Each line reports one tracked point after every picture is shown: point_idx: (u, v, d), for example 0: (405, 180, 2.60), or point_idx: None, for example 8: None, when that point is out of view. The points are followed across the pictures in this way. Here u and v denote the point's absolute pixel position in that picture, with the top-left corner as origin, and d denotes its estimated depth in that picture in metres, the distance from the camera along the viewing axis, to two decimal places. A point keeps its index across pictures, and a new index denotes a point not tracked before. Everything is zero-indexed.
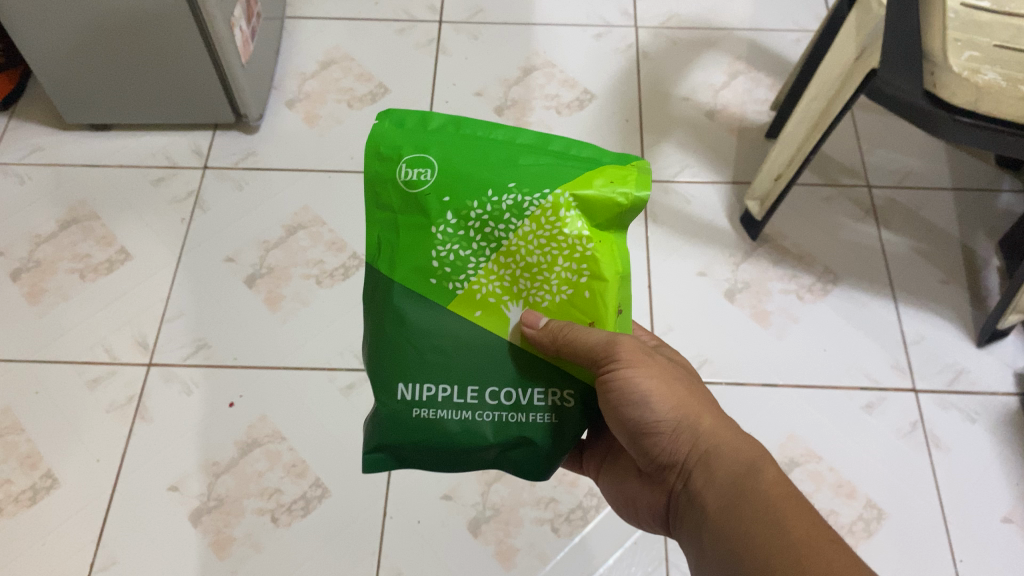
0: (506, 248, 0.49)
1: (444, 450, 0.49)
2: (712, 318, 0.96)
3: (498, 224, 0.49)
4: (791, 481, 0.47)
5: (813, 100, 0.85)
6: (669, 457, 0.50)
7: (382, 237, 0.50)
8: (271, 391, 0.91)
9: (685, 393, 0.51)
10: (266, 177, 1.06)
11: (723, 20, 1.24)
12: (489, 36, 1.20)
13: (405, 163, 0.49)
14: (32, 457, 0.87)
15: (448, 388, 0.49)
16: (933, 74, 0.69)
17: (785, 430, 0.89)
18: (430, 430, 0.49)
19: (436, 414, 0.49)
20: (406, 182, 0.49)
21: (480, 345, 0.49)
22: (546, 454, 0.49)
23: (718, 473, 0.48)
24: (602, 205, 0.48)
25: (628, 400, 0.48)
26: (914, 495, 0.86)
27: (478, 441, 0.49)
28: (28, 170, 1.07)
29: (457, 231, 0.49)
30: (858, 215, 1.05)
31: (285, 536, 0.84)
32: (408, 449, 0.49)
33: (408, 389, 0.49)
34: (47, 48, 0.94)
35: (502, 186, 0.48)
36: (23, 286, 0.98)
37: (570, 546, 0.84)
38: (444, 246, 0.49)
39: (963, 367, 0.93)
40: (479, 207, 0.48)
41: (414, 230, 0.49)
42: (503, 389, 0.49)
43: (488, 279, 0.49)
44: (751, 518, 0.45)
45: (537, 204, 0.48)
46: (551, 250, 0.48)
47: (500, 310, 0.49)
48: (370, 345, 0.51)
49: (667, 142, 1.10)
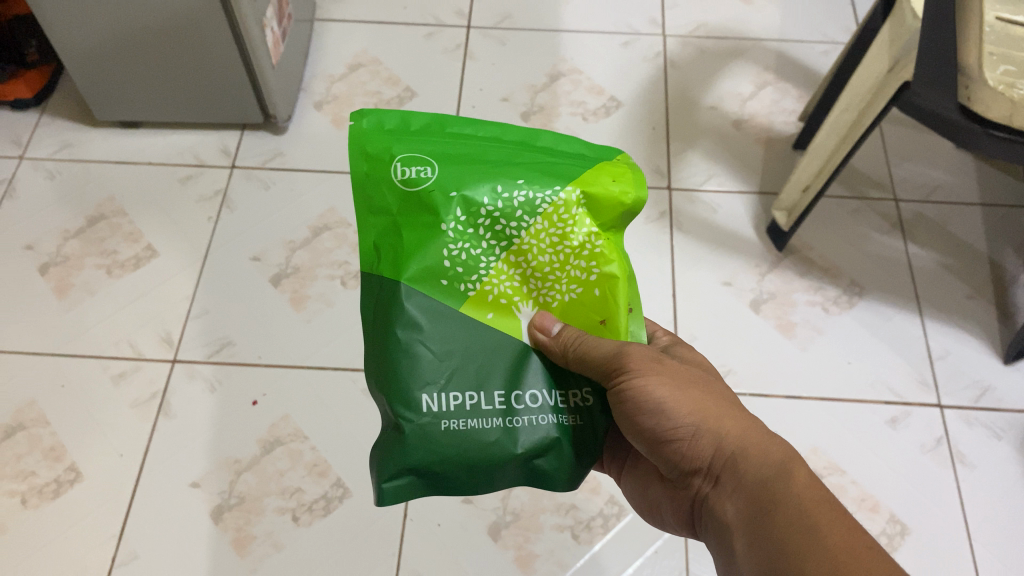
0: (517, 247, 0.48)
1: (477, 463, 0.46)
2: (736, 328, 0.96)
3: (511, 222, 0.47)
4: (823, 483, 0.46)
5: (844, 112, 0.84)
6: (692, 463, 0.50)
7: (379, 241, 0.47)
8: (294, 391, 0.91)
9: (702, 397, 0.51)
10: (293, 177, 1.07)
11: (751, 30, 1.23)
12: (517, 43, 1.21)
13: (400, 163, 0.47)
14: (56, 450, 0.88)
15: (476, 394, 0.46)
16: (967, 88, 0.68)
17: (809, 442, 0.89)
18: (463, 441, 0.45)
19: (467, 424, 0.46)
20: (405, 180, 0.47)
21: (499, 346, 0.48)
22: (575, 456, 0.48)
23: (746, 477, 0.48)
24: (609, 202, 0.48)
25: (642, 410, 0.48)
26: (938, 511, 0.85)
27: (513, 449, 0.46)
28: (57, 165, 1.08)
29: (467, 229, 0.47)
30: (884, 228, 1.04)
31: (305, 535, 0.84)
32: (438, 468, 0.45)
33: (434, 399, 0.46)
34: (83, 43, 0.95)
35: (511, 182, 0.47)
36: (50, 281, 0.99)
37: (590, 554, 0.83)
38: (454, 244, 0.47)
39: (990, 384, 0.93)
40: (490, 203, 0.47)
41: (419, 229, 0.47)
42: (526, 392, 0.48)
43: (499, 279, 0.48)
44: (784, 523, 0.45)
45: (548, 201, 0.47)
46: (563, 249, 0.48)
47: (512, 311, 0.49)
48: (376, 366, 0.47)
49: (693, 151, 1.10)
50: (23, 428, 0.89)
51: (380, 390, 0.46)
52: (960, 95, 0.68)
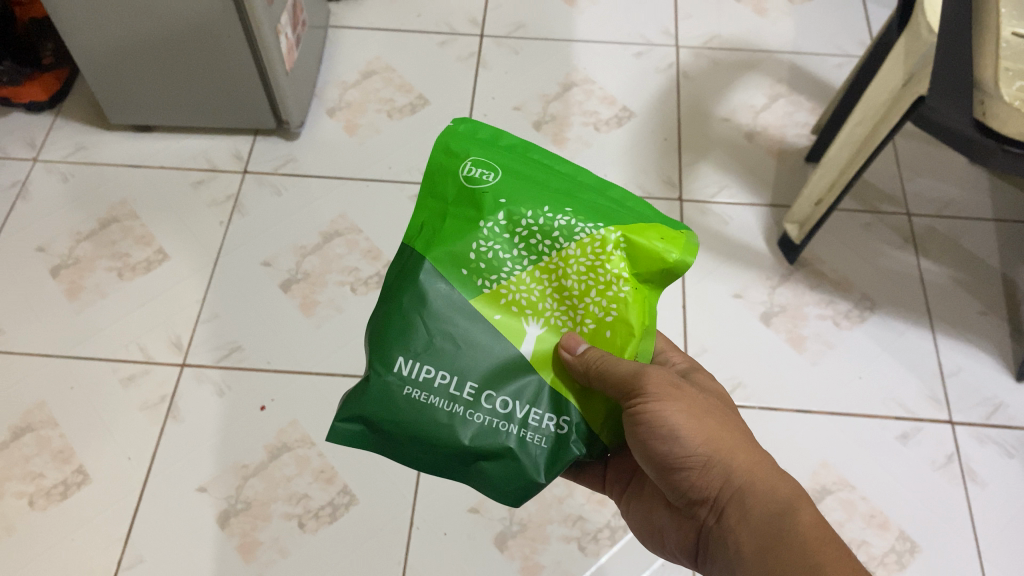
0: (545, 263, 0.48)
1: (423, 437, 0.46)
2: (747, 342, 0.95)
3: (546, 239, 0.48)
4: (828, 523, 0.45)
5: (858, 125, 0.84)
6: (699, 492, 0.49)
7: (426, 220, 0.49)
8: (303, 396, 0.91)
9: (716, 426, 0.50)
10: (305, 183, 1.07)
11: (765, 42, 1.23)
12: (531, 52, 1.21)
13: (470, 162, 0.49)
14: (64, 452, 0.88)
15: (448, 376, 0.47)
16: (983, 103, 0.67)
17: (818, 456, 0.88)
18: (417, 413, 0.46)
19: (426, 398, 0.46)
20: (467, 176, 0.49)
21: (491, 347, 0.47)
22: (526, 475, 0.47)
23: (753, 512, 0.47)
24: (648, 254, 0.48)
25: (656, 434, 0.47)
26: (948, 529, 0.85)
27: (461, 439, 0.46)
28: (70, 168, 1.09)
29: (503, 233, 0.48)
30: (897, 243, 1.04)
31: (311, 542, 0.84)
32: (386, 428, 0.46)
33: (407, 364, 0.46)
34: (99, 47, 0.96)
35: (559, 207, 0.48)
36: (62, 282, 0.99)
37: (595, 567, 0.83)
38: (486, 241, 0.48)
39: (1001, 401, 0.92)
40: (532, 218, 0.48)
41: (460, 219, 0.48)
42: (501, 396, 0.47)
43: (519, 287, 0.48)
44: (789, 562, 0.44)
45: (587, 233, 0.48)
46: (588, 279, 0.48)
47: (519, 320, 0.48)
48: (375, 311, 0.48)
49: (705, 162, 1.10)
50: (32, 430, 0.89)
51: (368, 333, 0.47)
52: (975, 111, 0.68)
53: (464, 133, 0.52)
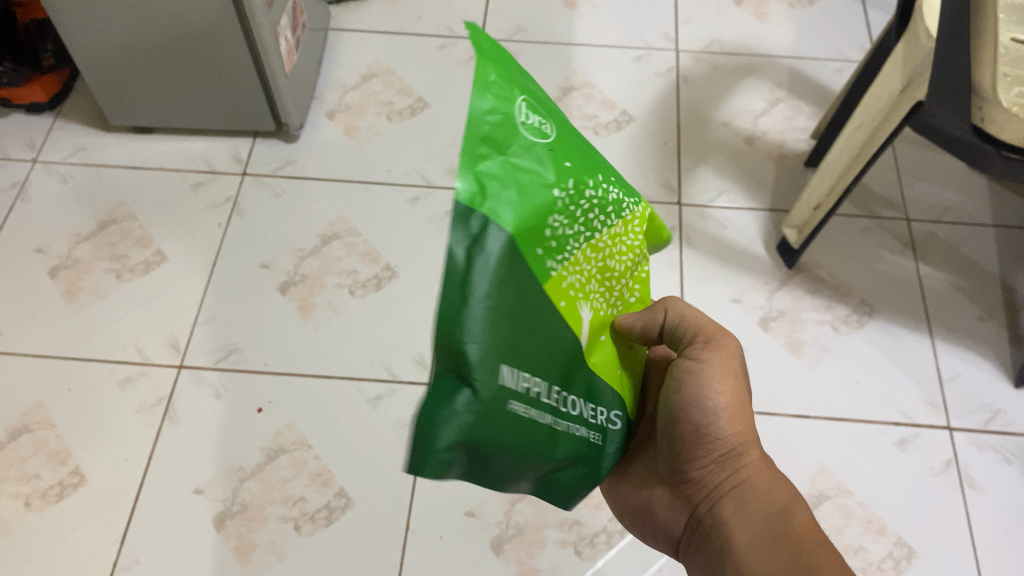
0: (596, 242, 0.41)
1: (518, 457, 0.38)
2: (746, 347, 0.95)
3: (601, 215, 0.40)
4: (825, 534, 0.47)
5: (856, 131, 0.84)
6: (708, 477, 0.50)
7: (495, 174, 0.34)
8: (300, 399, 0.91)
9: (748, 423, 0.51)
10: (304, 185, 1.07)
11: (765, 47, 1.23)
12: (530, 55, 1.21)
13: (524, 103, 0.36)
14: (61, 454, 0.88)
15: (540, 382, 0.38)
16: (980, 109, 0.67)
17: (816, 462, 0.88)
18: (521, 429, 0.37)
19: (529, 413, 0.38)
20: (527, 126, 0.36)
21: (566, 340, 0.40)
22: (595, 475, 0.43)
23: (751, 506, 0.48)
24: (657, 230, 0.47)
25: (700, 402, 0.49)
26: (946, 535, 0.84)
27: (551, 454, 0.40)
28: (70, 169, 1.09)
29: (570, 206, 0.38)
30: (896, 248, 1.03)
31: (306, 545, 0.83)
32: (485, 451, 0.37)
33: (513, 374, 0.36)
34: (99, 48, 0.96)
35: (603, 176, 0.41)
36: (60, 283, 0.99)
37: (592, 571, 0.83)
38: (559, 217, 0.37)
39: (1000, 407, 0.92)
40: (594, 188, 0.39)
41: (536, 181, 0.36)
42: (574, 397, 0.41)
43: (575, 270, 0.40)
44: (784, 554, 0.45)
45: (629, 209, 0.43)
46: (627, 257, 0.44)
47: (577, 308, 0.41)
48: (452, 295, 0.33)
49: (705, 166, 1.10)
50: (29, 431, 0.89)
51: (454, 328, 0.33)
52: (973, 116, 0.68)
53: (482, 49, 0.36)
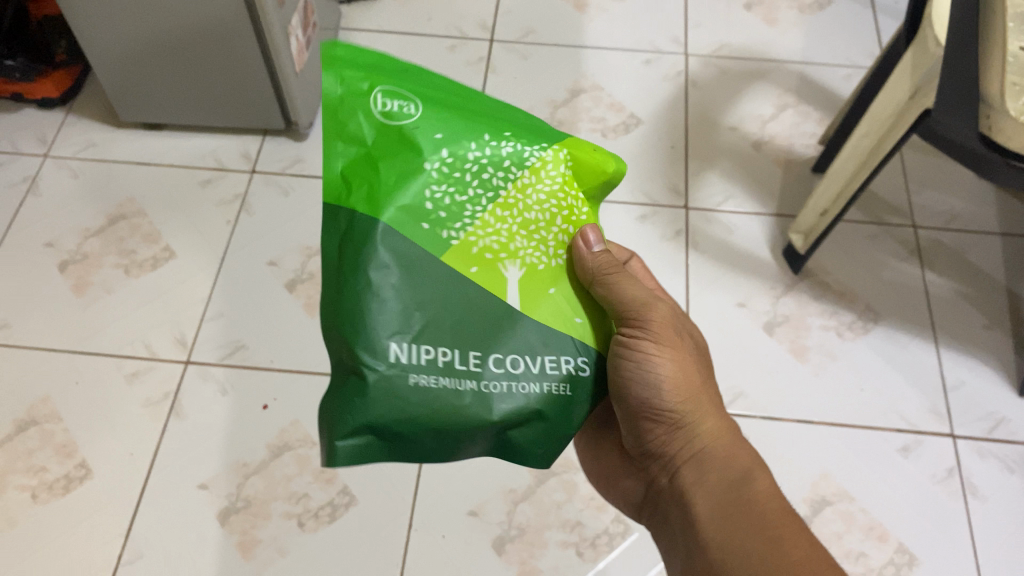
0: (503, 201, 0.43)
1: (444, 429, 0.39)
2: (751, 353, 0.95)
3: (475, 186, 0.42)
4: (783, 496, 0.49)
5: (863, 137, 0.84)
6: (661, 447, 0.52)
7: (348, 172, 0.41)
8: (306, 396, 0.92)
9: (697, 385, 0.51)
10: (313, 184, 1.08)
11: (775, 52, 1.23)
12: (539, 57, 1.21)
13: (381, 94, 0.42)
14: (68, 447, 0.89)
15: (450, 352, 0.40)
16: (989, 118, 0.67)
17: (818, 467, 0.88)
18: (428, 402, 0.39)
19: (435, 383, 0.39)
20: (384, 113, 0.41)
21: (477, 308, 0.41)
22: (550, 430, 0.42)
23: (710, 475, 0.50)
24: (588, 172, 0.45)
25: (641, 380, 0.47)
26: (948, 543, 0.84)
27: (486, 417, 0.40)
28: (80, 164, 1.09)
29: (447, 175, 0.42)
30: (902, 255, 1.03)
31: (310, 541, 0.84)
32: (400, 430, 0.39)
33: (402, 350, 0.39)
34: (112, 46, 0.97)
35: (499, 134, 0.43)
36: (69, 278, 1.00)
37: (594, 573, 0.83)
38: (434, 191, 0.41)
39: (1003, 416, 0.92)
40: (476, 152, 0.42)
41: (395, 171, 0.41)
42: (506, 356, 0.41)
43: (484, 232, 0.42)
44: (741, 527, 0.47)
45: (534, 157, 0.43)
46: (549, 207, 0.44)
47: (497, 268, 0.42)
48: (349, 399, 0.39)
49: (712, 171, 1.10)
50: (36, 424, 0.90)
51: (341, 429, 0.39)
52: (982, 124, 0.68)
53: (344, 60, 0.42)
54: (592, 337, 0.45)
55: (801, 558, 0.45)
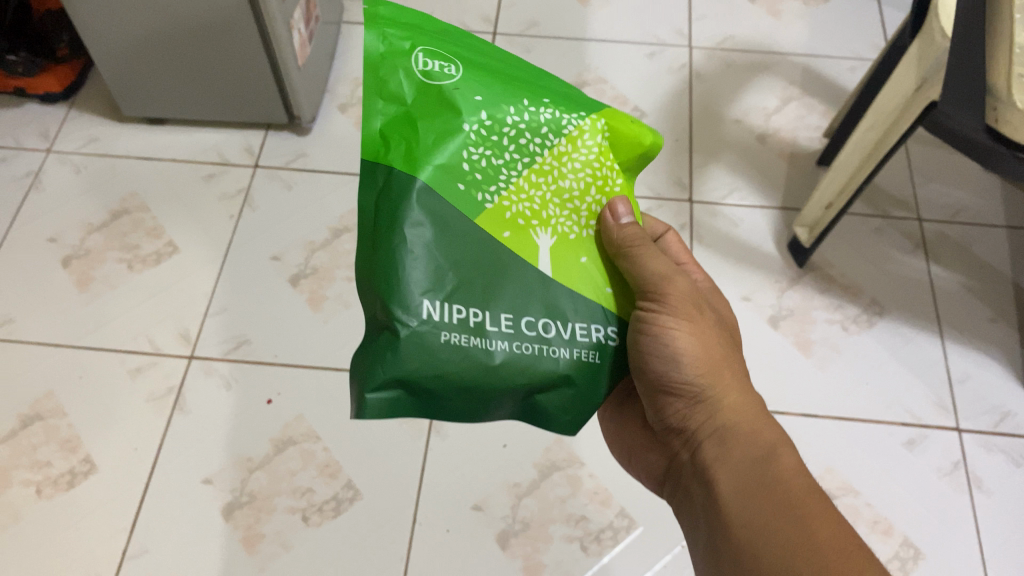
0: (539, 166, 0.45)
1: (473, 384, 0.42)
2: (756, 347, 0.95)
3: (513, 148, 0.45)
4: (808, 474, 0.48)
5: (868, 130, 0.84)
6: (682, 422, 0.52)
7: (387, 129, 0.43)
8: (309, 391, 0.92)
9: (718, 359, 0.51)
10: (316, 178, 1.08)
11: (779, 44, 1.23)
12: (543, 51, 1.21)
13: (422, 55, 0.44)
14: (71, 442, 0.89)
15: (481, 313, 0.43)
16: (996, 109, 0.67)
17: (823, 461, 0.88)
18: (462, 358, 0.42)
19: (466, 341, 0.42)
20: (424, 72, 0.44)
21: (510, 271, 0.44)
22: (583, 396, 0.45)
23: (733, 451, 0.50)
24: (625, 143, 0.48)
25: (660, 355, 0.48)
26: (954, 537, 0.84)
27: (514, 377, 0.43)
28: (83, 159, 1.09)
29: (485, 137, 0.44)
30: (908, 248, 1.03)
31: (314, 536, 0.84)
32: (430, 386, 0.42)
33: (434, 308, 0.42)
34: (114, 40, 0.96)
35: (537, 100, 0.46)
36: (72, 273, 1.00)
37: (598, 566, 0.83)
38: (474, 151, 0.44)
39: (1009, 410, 0.91)
40: (515, 115, 0.44)
41: (437, 128, 0.43)
42: (541, 319, 0.44)
43: (518, 198, 0.45)
44: (765, 505, 0.47)
45: (573, 124, 0.46)
46: (584, 176, 0.46)
47: (529, 234, 0.45)
48: (381, 355, 0.41)
49: (716, 164, 1.09)
50: (40, 419, 0.90)
51: (375, 380, 0.41)
52: (988, 116, 0.68)
53: (388, 19, 0.46)
54: (615, 304, 0.47)
55: (826, 540, 0.45)
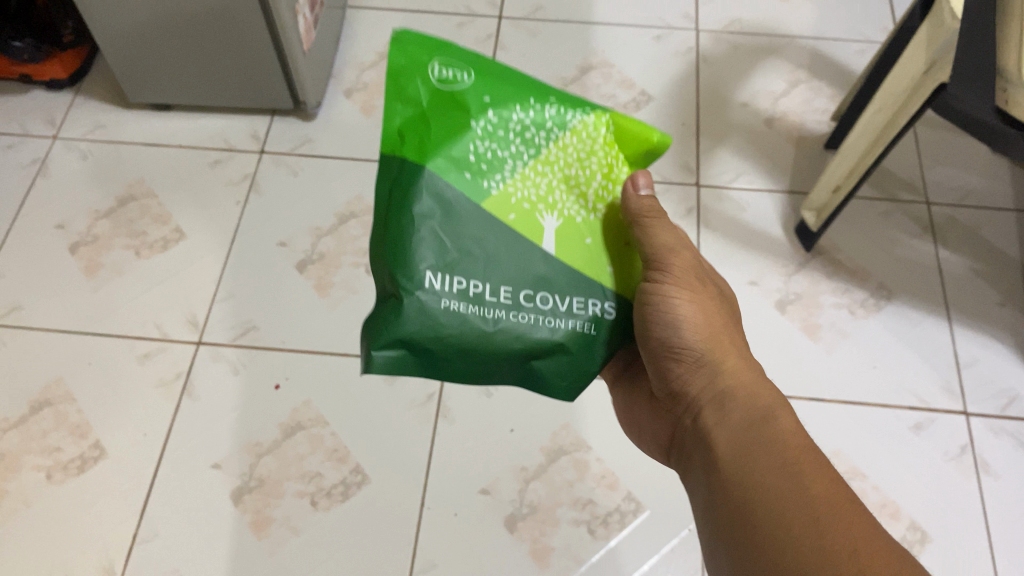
0: (545, 157, 0.46)
1: (472, 348, 0.45)
2: (763, 332, 0.95)
3: (517, 142, 0.46)
4: (806, 434, 0.47)
5: (875, 114, 0.83)
6: (683, 387, 0.52)
7: (403, 127, 0.45)
8: (317, 376, 0.92)
9: (717, 328, 0.52)
10: (322, 164, 1.08)
11: (787, 27, 1.22)
12: (549, 35, 1.20)
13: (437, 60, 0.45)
14: (81, 427, 0.89)
15: (481, 284, 0.45)
16: (1006, 91, 0.66)
17: (830, 446, 0.88)
18: (461, 324, 0.44)
19: (464, 308, 0.44)
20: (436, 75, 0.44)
21: (514, 249, 0.45)
22: (579, 365, 0.46)
23: (731, 413, 0.49)
24: (633, 138, 0.48)
25: (658, 319, 0.48)
26: (960, 520, 0.84)
27: (510, 342, 0.45)
28: (90, 146, 1.09)
29: (493, 131, 0.45)
30: (916, 232, 1.03)
31: (323, 520, 0.84)
32: (429, 347, 0.44)
33: (436, 278, 0.44)
34: (119, 26, 0.96)
35: (544, 96, 0.46)
36: (80, 260, 1.00)
37: (605, 550, 0.83)
38: (481, 144, 0.45)
39: (1017, 394, 0.91)
40: (522, 113, 0.46)
41: (446, 125, 0.44)
42: (541, 292, 0.45)
43: (524, 185, 0.46)
44: (759, 459, 0.46)
45: (578, 119, 0.47)
46: (591, 164, 0.47)
47: (534, 218, 0.46)
48: (385, 316, 0.44)
49: (723, 148, 1.09)
50: (50, 405, 0.90)
51: (379, 342, 0.44)
52: (998, 97, 0.67)
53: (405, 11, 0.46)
54: (615, 281, 0.48)
55: (819, 492, 0.43)
